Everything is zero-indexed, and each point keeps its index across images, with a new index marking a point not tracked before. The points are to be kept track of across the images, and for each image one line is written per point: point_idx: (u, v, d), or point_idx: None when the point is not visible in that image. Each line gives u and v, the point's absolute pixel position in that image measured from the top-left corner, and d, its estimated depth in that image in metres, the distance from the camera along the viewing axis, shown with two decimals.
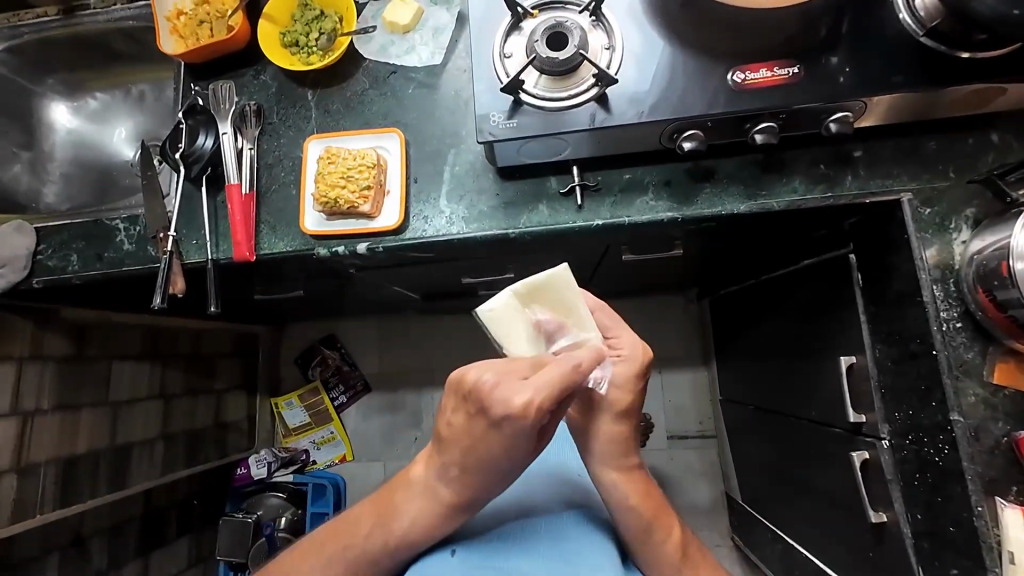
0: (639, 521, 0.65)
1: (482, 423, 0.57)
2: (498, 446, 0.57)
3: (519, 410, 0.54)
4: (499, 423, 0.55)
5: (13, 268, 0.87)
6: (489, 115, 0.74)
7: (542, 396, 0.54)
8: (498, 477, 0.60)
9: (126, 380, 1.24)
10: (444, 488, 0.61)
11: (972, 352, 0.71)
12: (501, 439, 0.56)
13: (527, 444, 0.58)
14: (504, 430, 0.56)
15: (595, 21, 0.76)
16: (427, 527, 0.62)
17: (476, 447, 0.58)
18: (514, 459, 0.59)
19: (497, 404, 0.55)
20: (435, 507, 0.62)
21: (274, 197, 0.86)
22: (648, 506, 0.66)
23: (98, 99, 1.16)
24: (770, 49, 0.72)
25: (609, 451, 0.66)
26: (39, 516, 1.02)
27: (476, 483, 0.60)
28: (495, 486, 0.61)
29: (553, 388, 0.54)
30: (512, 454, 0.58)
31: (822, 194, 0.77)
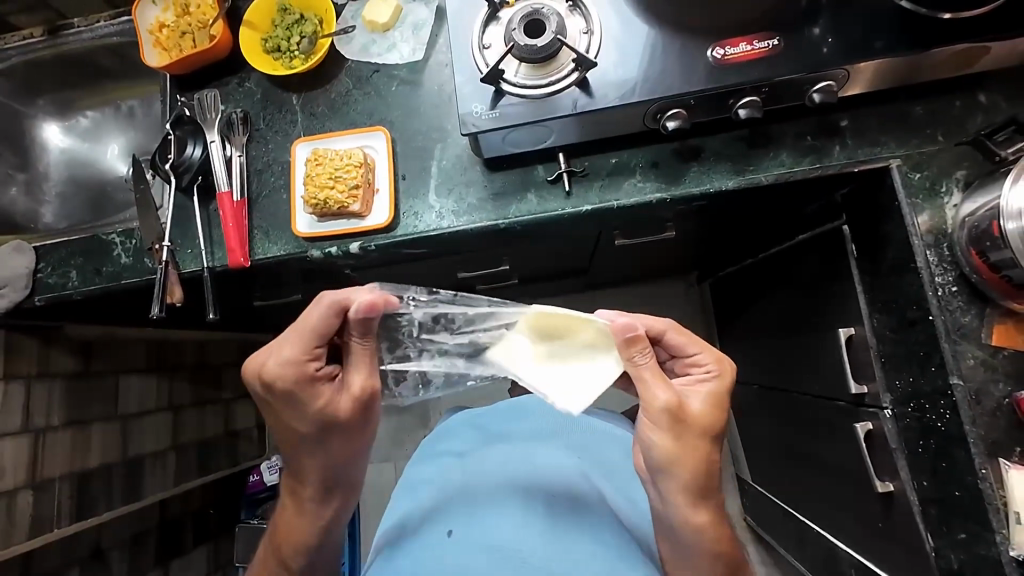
0: (709, 552, 0.66)
1: (267, 406, 0.66)
2: (285, 425, 0.66)
3: (267, 380, 0.62)
4: (269, 398, 0.64)
5: (13, 287, 0.89)
6: (471, 106, 0.74)
7: (276, 367, 0.61)
8: (316, 453, 0.68)
9: (134, 394, 1.26)
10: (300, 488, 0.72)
11: (970, 315, 0.71)
12: (279, 416, 0.65)
13: (311, 415, 0.64)
14: (276, 405, 0.64)
15: (573, 7, 0.76)
16: (314, 523, 0.74)
17: (279, 427, 0.67)
18: (312, 433, 0.66)
19: (255, 382, 0.63)
20: (305, 503, 0.72)
21: (266, 202, 0.86)
22: (721, 541, 0.66)
23: (89, 117, 1.16)
24: (750, 22, 0.72)
25: (704, 482, 0.63)
26: (56, 529, 1.04)
27: (312, 467, 0.70)
28: (322, 464, 0.69)
29: (280, 359, 0.61)
30: (304, 426, 0.65)
31: (811, 166, 0.77)
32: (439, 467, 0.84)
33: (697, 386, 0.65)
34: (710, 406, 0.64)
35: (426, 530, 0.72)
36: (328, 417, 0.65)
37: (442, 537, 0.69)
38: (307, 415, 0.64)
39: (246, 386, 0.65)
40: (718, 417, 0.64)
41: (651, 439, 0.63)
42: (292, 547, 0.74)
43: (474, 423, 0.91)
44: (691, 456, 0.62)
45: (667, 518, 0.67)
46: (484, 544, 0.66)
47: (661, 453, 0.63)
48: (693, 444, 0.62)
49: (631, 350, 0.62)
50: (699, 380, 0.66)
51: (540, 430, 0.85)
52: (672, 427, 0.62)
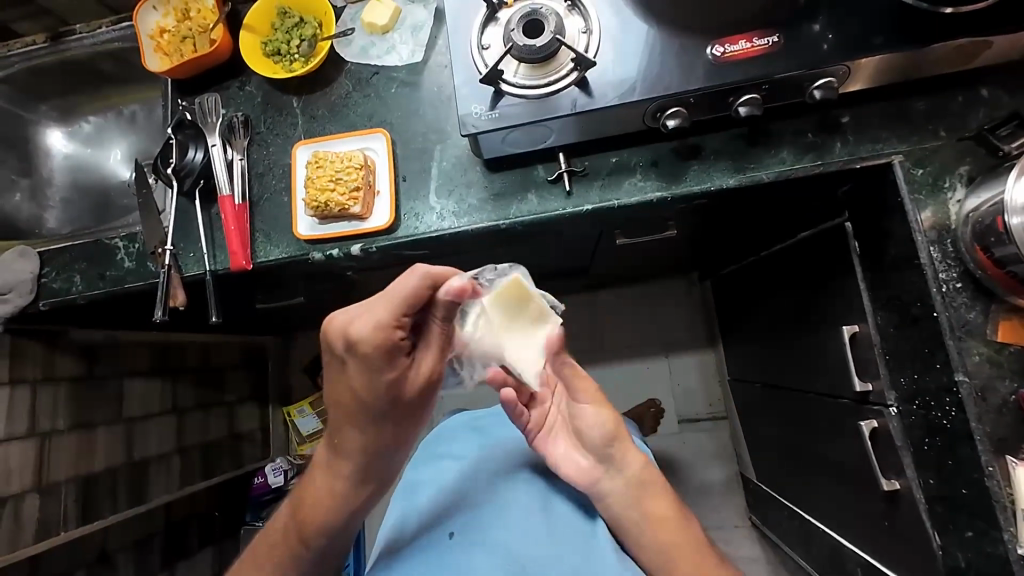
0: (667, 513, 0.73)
1: (336, 363, 0.65)
2: (352, 389, 0.65)
3: (350, 342, 0.60)
4: (346, 358, 0.62)
5: (18, 292, 0.90)
6: (470, 107, 0.74)
7: (365, 331, 0.59)
8: (375, 427, 0.68)
9: (139, 397, 1.26)
10: (343, 462, 0.72)
11: (974, 312, 0.70)
12: (351, 378, 0.64)
13: (378, 386, 0.63)
14: (351, 367, 0.63)
15: (571, 7, 0.76)
16: (346, 503, 0.73)
17: (338, 391, 0.67)
18: (376, 405, 0.66)
19: (336, 339, 0.61)
20: (342, 477, 0.72)
21: (267, 205, 0.87)
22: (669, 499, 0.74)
23: (91, 122, 1.16)
24: (749, 20, 0.72)
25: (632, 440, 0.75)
26: (64, 533, 1.05)
27: (363, 440, 0.69)
28: (374, 444, 0.70)
29: (372, 323, 0.58)
30: (367, 396, 0.65)
31: (812, 163, 0.76)
32: (438, 470, 0.84)
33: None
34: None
35: (426, 533, 0.74)
36: (396, 392, 0.65)
37: (445, 539, 0.72)
38: (375, 386, 0.63)
39: (324, 338, 0.63)
40: None
41: (590, 416, 0.74)
42: (315, 526, 0.72)
43: (474, 422, 0.91)
44: (622, 423, 0.75)
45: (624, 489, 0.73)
46: (488, 548, 0.70)
47: (602, 426, 0.74)
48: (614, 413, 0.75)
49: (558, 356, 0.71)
50: None
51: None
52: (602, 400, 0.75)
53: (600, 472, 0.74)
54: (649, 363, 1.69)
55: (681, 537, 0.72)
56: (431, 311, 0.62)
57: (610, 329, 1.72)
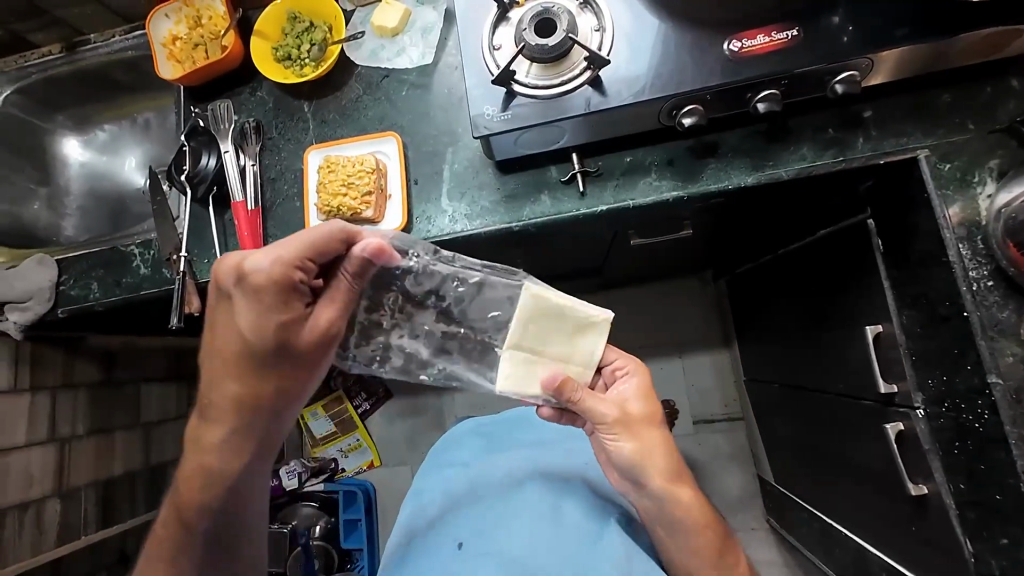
0: (708, 543, 0.70)
1: (227, 306, 0.65)
2: (239, 331, 0.64)
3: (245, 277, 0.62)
4: (237, 297, 0.63)
5: (37, 300, 0.91)
6: (482, 108, 0.73)
7: (266, 266, 0.60)
8: (270, 382, 0.68)
9: (156, 402, 1.27)
10: (227, 417, 0.69)
11: (1007, 311, 0.67)
12: (238, 319, 0.63)
13: (270, 330, 0.63)
14: (242, 307, 0.63)
15: (583, 5, 0.75)
16: (232, 461, 0.71)
17: (225, 333, 0.65)
18: (264, 353, 0.65)
19: (232, 276, 0.62)
20: (224, 430, 0.70)
21: (280, 210, 0.87)
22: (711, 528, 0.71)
23: (107, 131, 1.17)
24: (768, 14, 0.70)
25: (670, 466, 0.70)
26: (84, 536, 1.06)
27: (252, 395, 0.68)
28: (259, 399, 0.68)
29: (274, 258, 0.60)
30: (253, 339, 0.64)
31: (833, 159, 0.74)
32: (446, 480, 0.87)
33: (635, 386, 0.73)
34: (647, 401, 0.72)
35: (438, 542, 0.79)
36: (289, 344, 0.65)
37: (452, 549, 0.76)
38: (264, 328, 0.63)
39: (220, 277, 0.63)
40: (647, 406, 0.72)
41: (619, 452, 0.70)
42: (201, 477, 0.71)
43: (485, 430, 0.93)
44: (654, 450, 0.70)
45: (660, 518, 0.71)
46: (489, 557, 0.73)
47: (629, 460, 0.70)
48: (648, 436, 0.71)
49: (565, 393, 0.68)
50: (619, 383, 0.73)
51: (546, 439, 0.88)
52: (629, 431, 0.70)
53: (632, 490, 0.73)
54: (662, 363, 1.68)
55: (707, 547, 0.70)
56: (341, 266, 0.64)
57: (622, 330, 1.70)
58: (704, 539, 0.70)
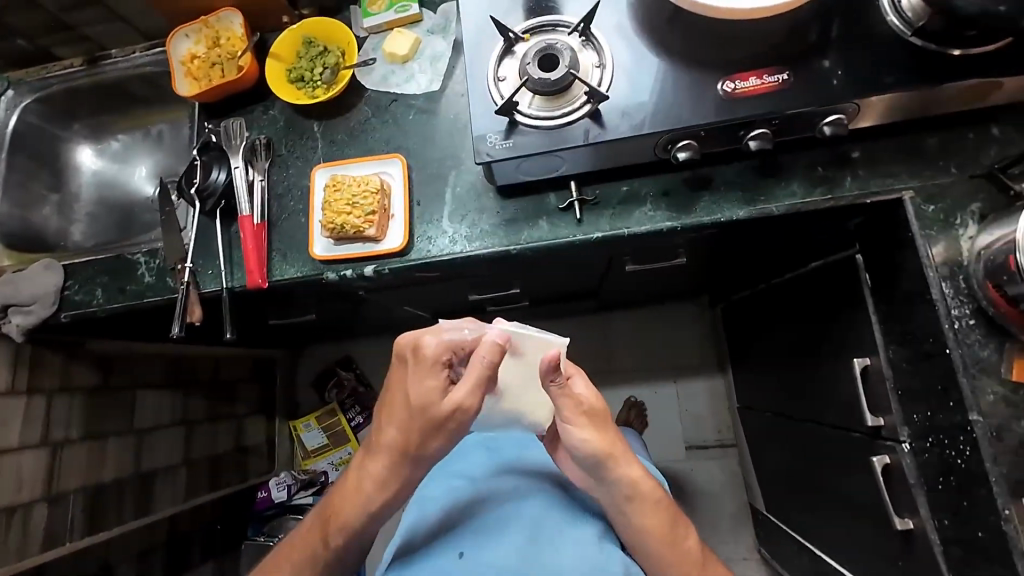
0: (658, 524, 0.74)
1: (400, 370, 0.69)
2: (404, 396, 0.67)
3: (414, 350, 0.66)
4: (410, 371, 0.66)
5: (42, 303, 0.92)
6: (486, 136, 0.76)
7: (434, 345, 0.65)
8: (404, 457, 0.69)
9: (151, 409, 1.28)
10: (369, 480, 0.72)
11: (988, 350, 0.69)
12: (401, 382, 0.68)
13: (433, 409, 0.65)
14: (409, 379, 0.66)
15: (585, 41, 0.77)
16: (367, 505, 0.72)
17: (395, 395, 0.69)
18: (420, 422, 0.66)
19: (409, 350, 0.67)
20: (371, 482, 0.72)
21: (285, 225, 0.89)
22: (661, 512, 0.74)
23: (120, 141, 1.20)
24: (759, 58, 0.73)
25: (620, 455, 0.72)
26: (68, 543, 1.05)
27: (407, 463, 0.69)
28: (407, 466, 0.70)
29: (443, 340, 0.65)
30: (408, 409, 0.66)
31: (821, 196, 0.77)
32: (451, 487, 0.85)
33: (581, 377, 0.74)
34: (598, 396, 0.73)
35: (438, 547, 0.76)
36: (432, 418, 0.65)
37: (453, 558, 0.73)
38: (425, 401, 0.65)
39: (398, 353, 0.69)
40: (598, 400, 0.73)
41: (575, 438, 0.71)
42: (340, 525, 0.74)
43: (492, 447, 0.91)
44: (609, 442, 0.72)
45: (621, 504, 0.74)
46: (489, 567, 0.71)
47: (588, 450, 0.71)
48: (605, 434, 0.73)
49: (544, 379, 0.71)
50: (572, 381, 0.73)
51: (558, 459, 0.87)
52: (591, 422, 0.72)
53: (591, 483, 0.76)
54: (657, 388, 1.69)
55: (671, 542, 0.74)
56: (480, 354, 0.64)
57: (618, 353, 1.72)
58: (664, 526, 0.74)
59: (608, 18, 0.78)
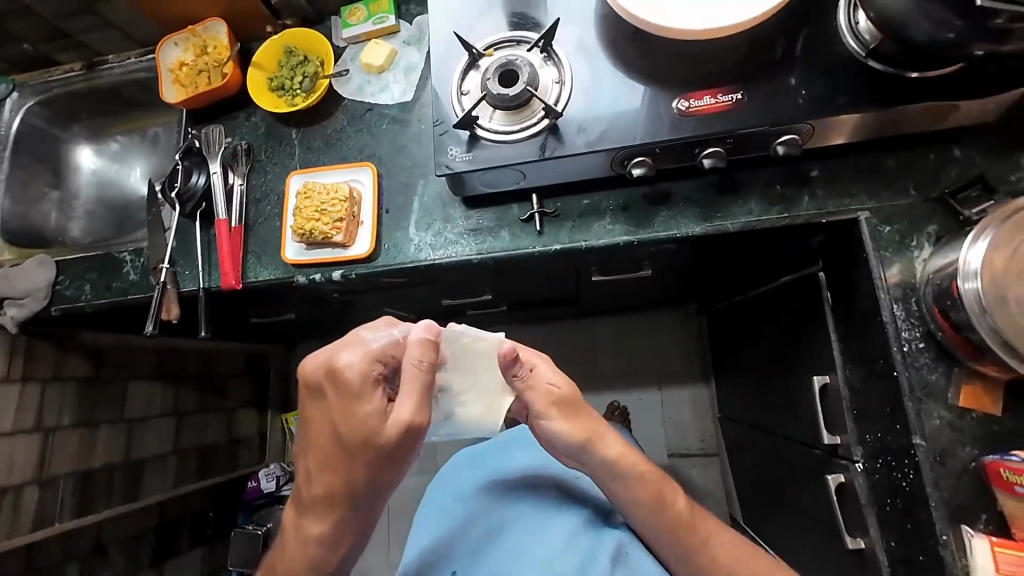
0: (653, 498, 0.68)
1: (317, 400, 0.65)
2: (333, 429, 0.63)
3: (337, 377, 0.63)
4: (335, 399, 0.63)
5: (34, 297, 0.97)
6: (447, 148, 0.78)
7: (357, 363, 0.62)
8: (352, 496, 0.64)
9: (142, 399, 1.33)
10: (313, 532, 0.66)
11: (936, 374, 0.69)
12: (326, 414, 0.64)
13: (376, 435, 0.61)
14: (335, 406, 0.62)
15: (547, 57, 0.79)
16: (319, 560, 0.67)
17: (319, 432, 0.65)
18: (363, 455, 0.61)
19: (322, 375, 0.64)
20: (316, 536, 0.66)
21: (261, 229, 0.93)
22: (654, 484, 0.69)
23: (118, 142, 1.26)
24: (715, 77, 0.74)
25: (597, 437, 0.69)
26: (57, 524, 1.11)
27: (359, 504, 0.65)
28: (355, 508, 0.65)
29: (366, 354, 0.62)
30: (346, 442, 0.62)
31: (778, 215, 0.77)
32: (441, 507, 0.81)
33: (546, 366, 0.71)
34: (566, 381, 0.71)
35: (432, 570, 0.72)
36: (375, 445, 0.61)
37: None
38: (363, 429, 0.61)
39: (309, 381, 0.65)
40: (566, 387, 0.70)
41: (550, 431, 0.68)
42: None
43: (479, 460, 0.87)
44: (583, 428, 0.69)
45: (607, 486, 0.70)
46: None
47: (563, 441, 0.68)
48: (581, 420, 0.69)
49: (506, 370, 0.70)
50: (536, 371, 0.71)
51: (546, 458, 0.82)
52: (561, 412, 0.69)
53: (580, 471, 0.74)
54: (642, 395, 1.69)
55: (667, 519, 0.68)
56: (411, 360, 0.63)
57: (604, 358, 1.72)
58: (654, 501, 0.68)
59: (570, 35, 0.80)
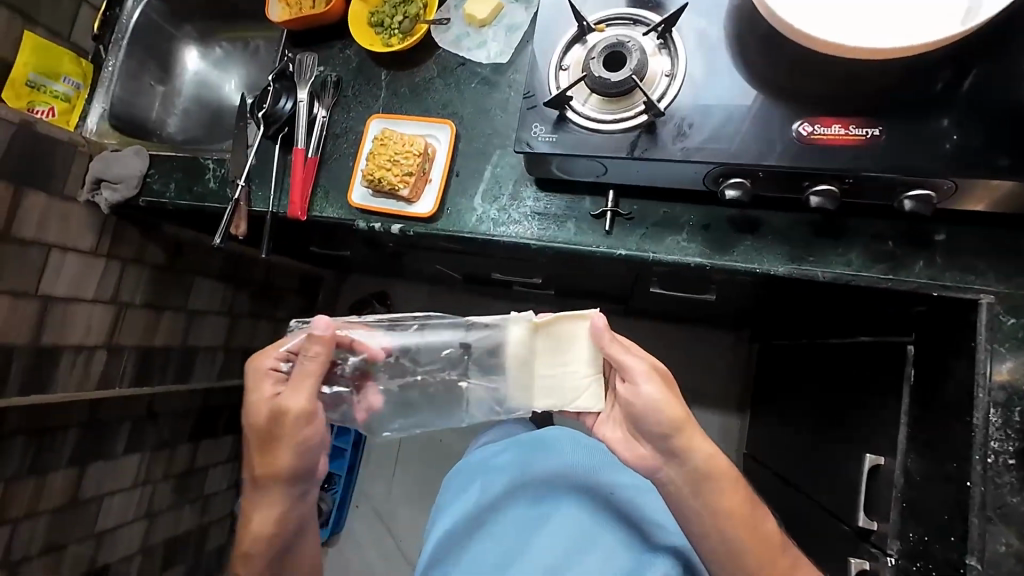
0: (734, 503, 0.69)
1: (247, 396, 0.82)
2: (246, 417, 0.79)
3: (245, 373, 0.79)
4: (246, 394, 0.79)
5: (127, 185, 1.05)
6: (531, 124, 0.74)
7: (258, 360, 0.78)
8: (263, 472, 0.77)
9: (205, 295, 1.43)
10: (252, 510, 0.80)
11: (1017, 497, 0.63)
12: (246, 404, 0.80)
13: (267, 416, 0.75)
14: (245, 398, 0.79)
15: (662, 45, 0.71)
16: (256, 537, 0.79)
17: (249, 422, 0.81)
18: (262, 436, 0.76)
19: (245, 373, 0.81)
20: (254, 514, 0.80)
21: (333, 165, 0.93)
22: (740, 489, 0.70)
23: (222, 49, 1.31)
24: (852, 105, 0.64)
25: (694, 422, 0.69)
26: (118, 388, 1.24)
27: (273, 482, 0.78)
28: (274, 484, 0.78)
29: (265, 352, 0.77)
30: (251, 426, 0.77)
31: (881, 274, 0.68)
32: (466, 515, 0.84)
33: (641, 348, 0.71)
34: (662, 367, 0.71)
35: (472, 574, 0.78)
36: (269, 425, 0.75)
37: None
38: (259, 414, 0.76)
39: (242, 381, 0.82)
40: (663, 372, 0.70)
41: (646, 397, 0.67)
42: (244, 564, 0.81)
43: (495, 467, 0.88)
44: (682, 411, 0.68)
45: (698, 484, 0.69)
46: None
47: (661, 418, 0.67)
48: (679, 400, 0.69)
49: (603, 340, 0.69)
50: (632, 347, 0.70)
51: (569, 472, 0.84)
52: (661, 387, 0.68)
53: (659, 462, 0.71)
54: None
55: (750, 526, 0.69)
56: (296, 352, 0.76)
57: None
58: (739, 509, 0.69)
59: (693, 24, 0.71)
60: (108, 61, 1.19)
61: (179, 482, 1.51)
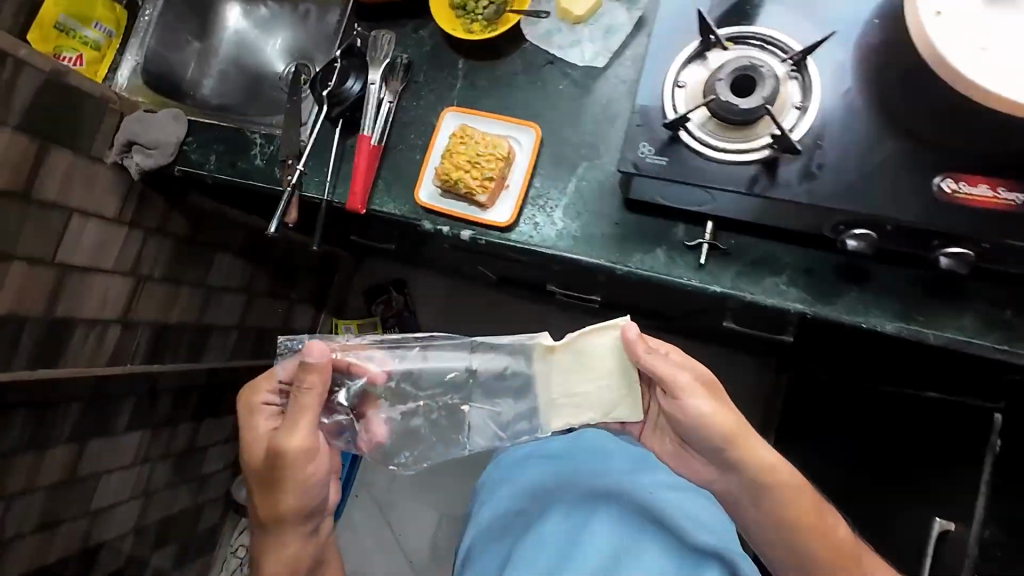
0: (797, 506, 0.70)
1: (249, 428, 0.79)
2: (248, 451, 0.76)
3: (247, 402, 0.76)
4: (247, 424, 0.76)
5: (162, 152, 0.96)
6: (638, 142, 0.68)
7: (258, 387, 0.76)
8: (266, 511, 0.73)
9: (224, 271, 1.34)
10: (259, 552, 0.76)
11: None
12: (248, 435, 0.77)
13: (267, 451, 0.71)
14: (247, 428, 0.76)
15: (794, 73, 0.66)
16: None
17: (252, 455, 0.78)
18: (264, 475, 0.72)
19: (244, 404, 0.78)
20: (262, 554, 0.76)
21: (399, 157, 0.86)
22: (802, 493, 0.71)
23: (268, 8, 1.20)
24: (1000, 163, 0.59)
25: (748, 429, 0.69)
26: (128, 365, 1.16)
27: (280, 524, 0.74)
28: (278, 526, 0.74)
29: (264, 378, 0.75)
30: (253, 459, 0.74)
31: (994, 343, 0.65)
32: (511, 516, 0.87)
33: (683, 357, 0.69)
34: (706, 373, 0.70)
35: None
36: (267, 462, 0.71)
37: None
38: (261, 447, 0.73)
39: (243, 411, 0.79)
40: (708, 379, 0.69)
41: (698, 413, 0.66)
42: None
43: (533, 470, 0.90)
44: (735, 420, 0.68)
45: (760, 490, 0.70)
46: None
47: (713, 431, 0.67)
48: (728, 409, 0.69)
49: (639, 352, 0.66)
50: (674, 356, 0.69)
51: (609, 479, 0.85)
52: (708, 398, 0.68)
53: (714, 473, 0.73)
54: None
55: (822, 534, 0.71)
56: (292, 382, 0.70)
57: None
58: (805, 512, 0.71)
59: (830, 53, 0.66)
60: (145, 10, 1.10)
61: (178, 462, 1.43)
